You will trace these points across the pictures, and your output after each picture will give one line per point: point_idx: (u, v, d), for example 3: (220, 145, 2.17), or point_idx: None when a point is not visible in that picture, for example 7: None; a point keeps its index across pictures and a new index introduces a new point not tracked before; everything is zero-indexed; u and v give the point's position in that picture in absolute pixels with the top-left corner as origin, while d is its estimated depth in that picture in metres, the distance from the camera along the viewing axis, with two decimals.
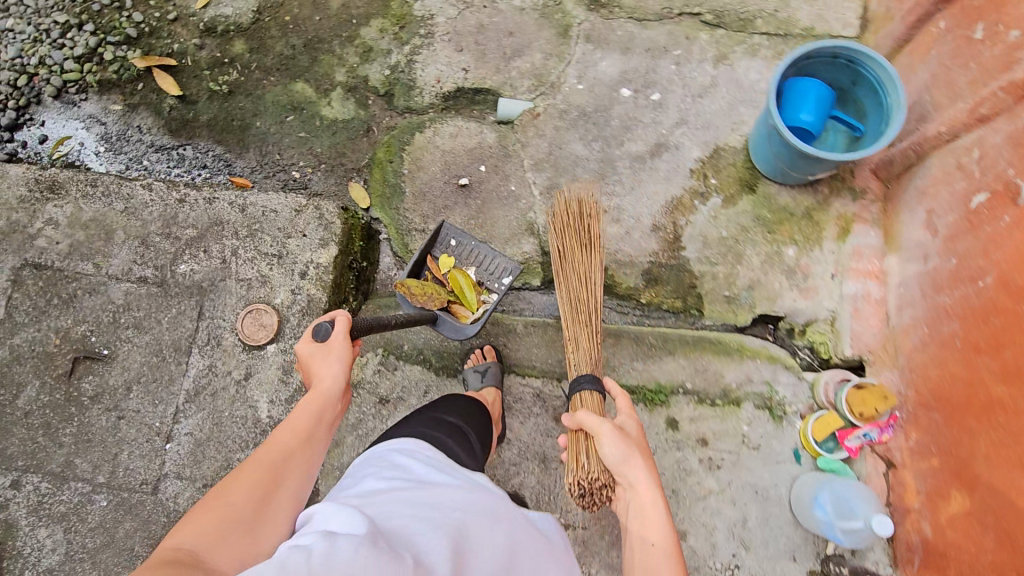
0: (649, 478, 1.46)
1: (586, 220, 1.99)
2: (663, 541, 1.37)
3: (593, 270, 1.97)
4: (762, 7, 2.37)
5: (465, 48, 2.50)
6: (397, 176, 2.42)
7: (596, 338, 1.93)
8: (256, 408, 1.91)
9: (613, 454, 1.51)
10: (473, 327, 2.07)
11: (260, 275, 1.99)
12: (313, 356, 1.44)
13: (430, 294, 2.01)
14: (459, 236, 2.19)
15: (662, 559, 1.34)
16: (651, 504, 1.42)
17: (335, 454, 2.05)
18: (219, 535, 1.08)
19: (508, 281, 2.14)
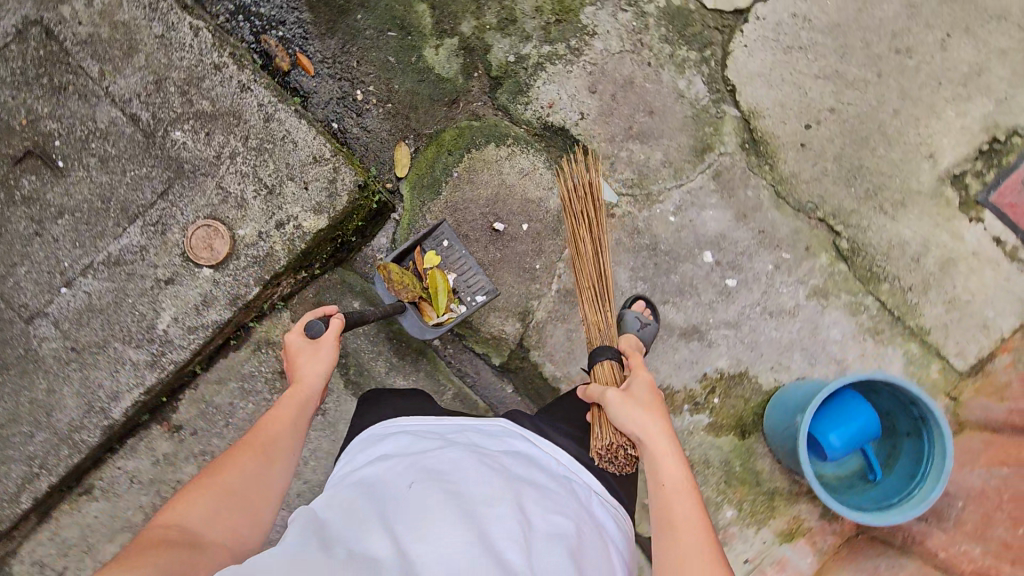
0: (656, 424, 1.38)
1: (586, 185, 1.93)
2: (677, 481, 1.27)
3: (597, 237, 1.89)
4: (900, 274, 2.04)
5: (598, 93, 2.16)
6: (444, 172, 2.16)
7: (606, 312, 1.82)
8: (158, 314, 1.78)
9: (621, 410, 1.43)
10: (432, 332, 1.91)
11: (239, 196, 1.79)
12: (299, 350, 1.46)
13: (406, 285, 1.83)
14: (455, 239, 1.99)
15: (685, 512, 1.22)
16: (666, 454, 1.32)
17: (210, 390, 1.96)
18: (211, 515, 1.10)
19: (482, 301, 1.95)
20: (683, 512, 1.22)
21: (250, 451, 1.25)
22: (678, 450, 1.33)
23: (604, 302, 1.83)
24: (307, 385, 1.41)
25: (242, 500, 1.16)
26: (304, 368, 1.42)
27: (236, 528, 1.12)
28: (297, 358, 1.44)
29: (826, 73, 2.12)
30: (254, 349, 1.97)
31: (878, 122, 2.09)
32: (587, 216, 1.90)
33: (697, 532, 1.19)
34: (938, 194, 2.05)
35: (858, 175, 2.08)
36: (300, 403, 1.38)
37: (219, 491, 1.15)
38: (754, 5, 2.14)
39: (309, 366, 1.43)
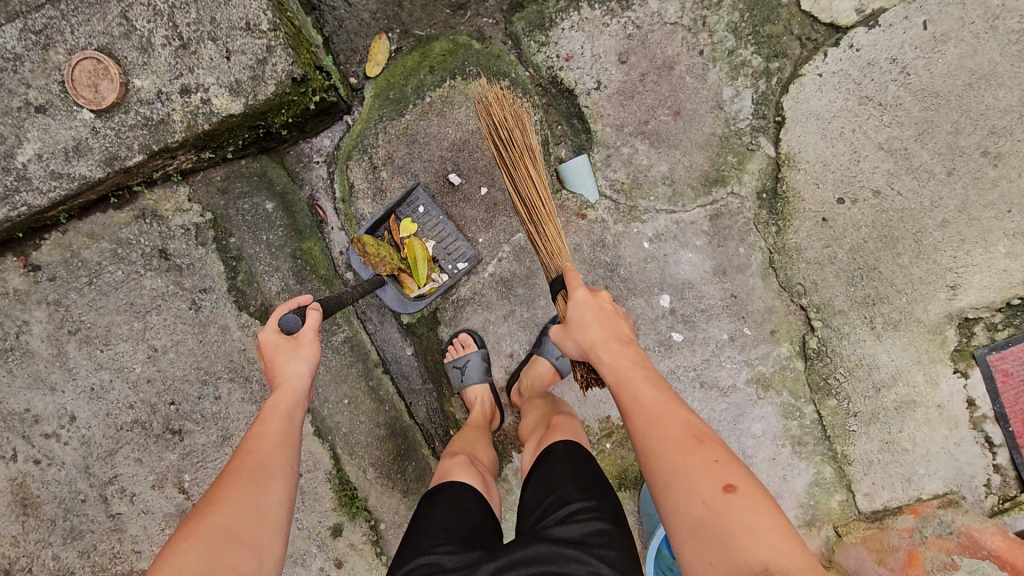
0: (591, 329, 1.31)
1: (497, 112, 1.60)
2: (629, 373, 1.23)
3: (521, 158, 1.58)
4: (852, 395, 1.85)
5: (626, 66, 1.78)
6: (416, 92, 1.80)
7: (549, 232, 1.54)
8: (19, 141, 1.51)
9: (565, 342, 1.38)
10: (414, 304, 1.80)
11: (145, 37, 1.47)
12: (276, 352, 1.32)
13: (381, 259, 1.72)
14: (431, 205, 1.81)
15: (651, 407, 1.15)
16: (617, 364, 1.25)
17: (80, 240, 1.74)
18: (212, 557, 1.02)
19: (463, 268, 1.81)
20: (651, 405, 1.16)
21: (241, 477, 1.15)
22: (624, 352, 1.27)
23: (542, 223, 1.55)
24: (292, 388, 1.29)
25: (238, 537, 1.07)
26: (286, 370, 1.29)
27: (240, 565, 1.04)
28: (275, 361, 1.31)
29: (891, 146, 1.77)
30: (137, 215, 1.74)
31: (917, 227, 1.78)
32: (512, 142, 1.58)
33: (666, 421, 1.12)
34: (938, 331, 1.80)
35: (862, 277, 1.81)
36: (284, 410, 1.27)
37: (212, 535, 1.06)
38: (856, 28, 1.76)
39: (292, 364, 1.30)
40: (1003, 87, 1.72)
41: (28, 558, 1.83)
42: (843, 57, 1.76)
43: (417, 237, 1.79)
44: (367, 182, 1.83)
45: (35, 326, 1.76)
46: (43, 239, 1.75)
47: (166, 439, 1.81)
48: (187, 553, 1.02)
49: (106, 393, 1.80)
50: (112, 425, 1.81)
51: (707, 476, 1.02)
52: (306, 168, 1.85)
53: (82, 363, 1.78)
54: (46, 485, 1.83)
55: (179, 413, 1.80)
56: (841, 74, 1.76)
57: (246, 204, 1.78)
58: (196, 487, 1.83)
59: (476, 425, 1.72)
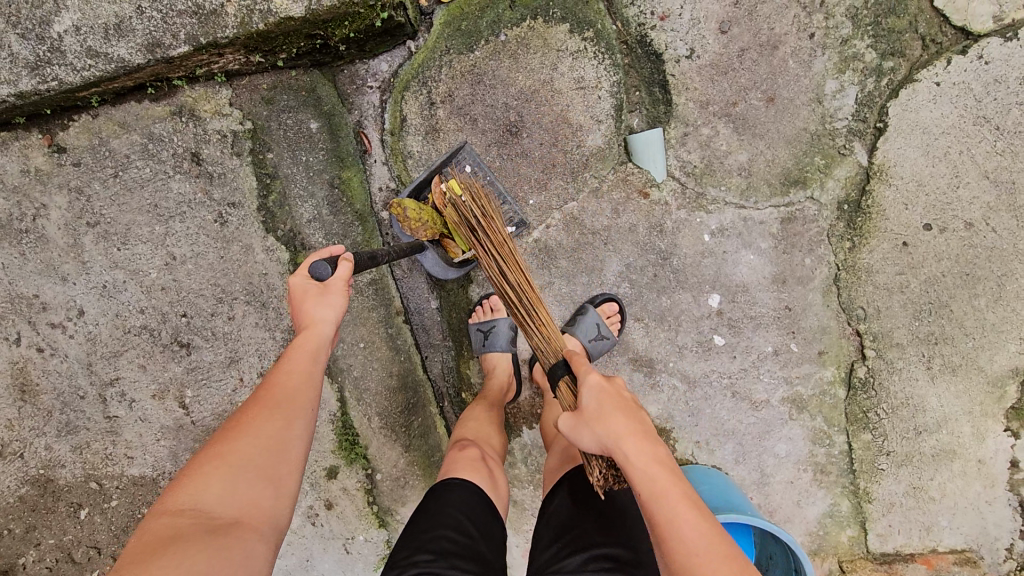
0: (619, 425, 1.07)
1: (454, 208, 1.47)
2: (660, 479, 1.01)
3: (495, 249, 1.43)
4: (890, 433, 1.75)
5: (725, 37, 1.61)
6: (491, 28, 1.64)
7: (537, 320, 1.41)
8: (59, 9, 1.38)
9: (578, 435, 1.13)
10: (456, 271, 1.68)
11: None
12: (302, 294, 1.20)
13: (424, 224, 1.52)
14: (477, 164, 1.63)
15: (691, 536, 0.95)
16: (650, 476, 1.01)
17: (110, 129, 1.62)
18: (227, 490, 0.97)
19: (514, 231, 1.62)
20: (690, 530, 0.96)
21: (265, 410, 1.07)
22: (659, 460, 1.04)
23: (532, 304, 1.42)
24: (317, 332, 1.17)
25: (261, 469, 1.01)
26: (310, 314, 1.17)
27: (255, 499, 0.99)
28: (299, 305, 1.18)
29: (997, 177, 1.59)
30: (174, 112, 1.62)
31: (1004, 269, 1.63)
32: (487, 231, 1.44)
33: (701, 552, 0.94)
34: (998, 385, 1.68)
35: (931, 312, 1.67)
36: (311, 351, 1.15)
37: (230, 464, 1.00)
38: (990, 37, 1.56)
39: (319, 308, 1.18)
40: None
41: (21, 444, 1.80)
42: (968, 68, 1.57)
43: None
44: (421, 118, 1.69)
45: (53, 212, 1.67)
46: (69, 121, 1.63)
47: (174, 351, 1.75)
48: (203, 480, 0.97)
49: (118, 293, 1.72)
50: (120, 327, 1.75)
51: None
52: (358, 92, 1.70)
53: (97, 258, 1.70)
54: (46, 375, 1.78)
55: (190, 327, 1.73)
56: (961, 87, 1.58)
57: (290, 121, 1.65)
58: (198, 403, 1.78)
59: (491, 401, 1.64)
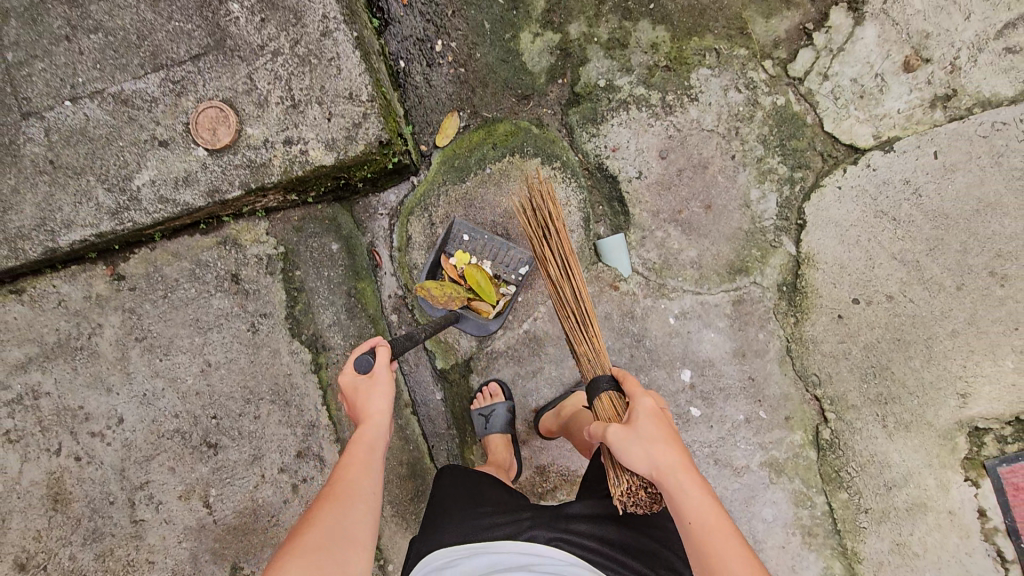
0: (673, 453, 1.26)
1: (543, 201, 1.65)
2: (704, 501, 1.21)
3: (567, 253, 1.61)
4: (864, 491, 1.90)
5: (666, 161, 2.02)
6: (478, 163, 2.05)
7: (591, 338, 1.56)
8: (139, 168, 1.73)
9: (629, 453, 1.28)
10: (495, 321, 1.96)
11: (263, 95, 1.69)
12: (357, 387, 1.42)
13: (449, 296, 1.86)
14: (472, 230, 1.96)
15: (731, 548, 1.16)
16: (698, 496, 1.21)
17: (163, 258, 1.92)
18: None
19: (524, 272, 1.94)
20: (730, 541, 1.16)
21: (333, 499, 1.24)
22: (705, 484, 1.24)
23: (586, 321, 1.58)
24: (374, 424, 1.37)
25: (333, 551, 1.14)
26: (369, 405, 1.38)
27: None
28: (356, 395, 1.40)
29: (903, 257, 1.92)
30: (219, 242, 1.92)
31: (929, 334, 1.90)
32: (547, 236, 1.62)
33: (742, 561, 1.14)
34: (948, 437, 1.87)
35: (875, 375, 1.91)
36: (369, 442, 1.35)
37: (307, 552, 1.13)
38: (873, 150, 1.99)
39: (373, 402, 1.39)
40: (1010, 216, 1.89)
41: (45, 555, 1.89)
42: (861, 174, 1.97)
43: (473, 263, 1.91)
44: (423, 236, 2.03)
45: (107, 330, 1.93)
46: (129, 253, 1.93)
47: (203, 451, 1.92)
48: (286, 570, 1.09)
49: (156, 400, 1.93)
50: (154, 432, 1.93)
51: None
52: (370, 218, 2.05)
53: (141, 369, 1.93)
54: (80, 482, 1.92)
55: (219, 428, 1.92)
56: (859, 189, 1.97)
57: (315, 244, 1.97)
58: (222, 502, 1.91)
59: (501, 455, 1.90)
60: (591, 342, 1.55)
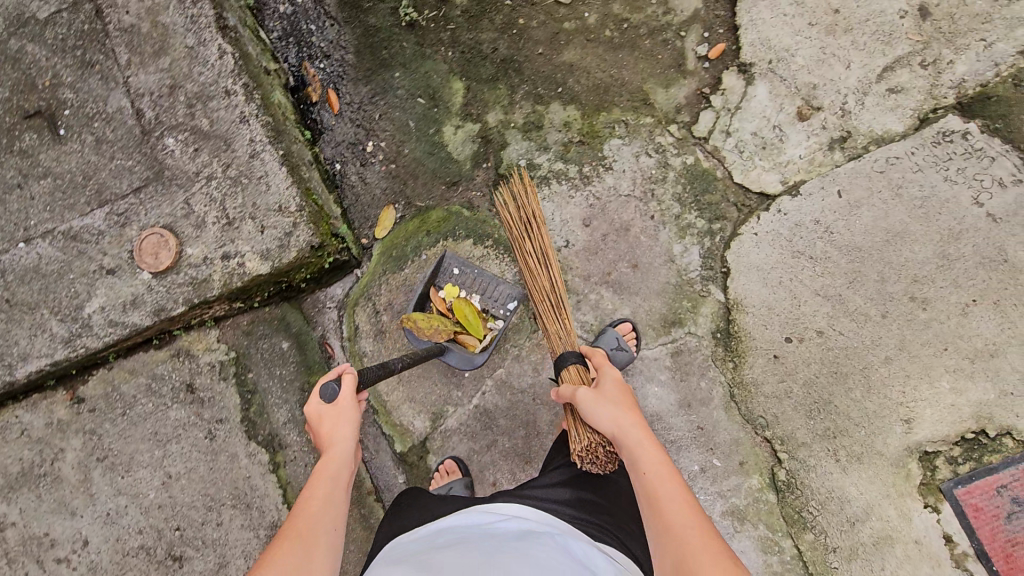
0: (628, 417, 1.49)
1: (528, 199, 2.01)
2: (652, 454, 1.37)
3: (545, 246, 1.94)
4: (828, 530, 1.88)
5: (590, 228, 2.15)
6: (415, 251, 2.19)
7: (562, 318, 1.89)
8: (89, 296, 1.84)
9: (594, 410, 1.53)
10: (482, 355, 2.03)
11: (200, 217, 1.83)
12: (323, 415, 1.47)
13: (436, 329, 1.95)
14: (462, 264, 2.14)
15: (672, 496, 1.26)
16: (647, 449, 1.38)
17: (120, 377, 1.99)
18: None
19: (513, 307, 2.07)
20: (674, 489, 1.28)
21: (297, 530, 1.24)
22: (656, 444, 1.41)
23: (557, 304, 1.90)
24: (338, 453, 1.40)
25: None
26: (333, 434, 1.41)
27: None
28: (322, 422, 1.45)
29: (826, 292, 2.01)
30: (172, 355, 2.00)
31: (863, 363, 1.95)
32: (530, 230, 1.97)
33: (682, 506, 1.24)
34: (902, 465, 1.88)
35: (820, 410, 1.94)
36: (333, 470, 1.38)
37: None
38: (782, 196, 2.12)
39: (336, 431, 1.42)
40: (918, 242, 2.00)
41: None
42: (773, 220, 2.10)
43: (461, 296, 2.07)
44: (369, 325, 2.12)
45: (68, 454, 1.98)
46: (88, 375, 2.01)
47: (168, 565, 1.93)
48: None
49: (119, 518, 1.95)
50: (119, 551, 1.94)
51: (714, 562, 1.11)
52: (319, 313, 2.15)
53: (103, 488, 1.96)
54: None
55: (183, 539, 1.94)
56: (773, 234, 2.08)
57: (265, 344, 2.04)
58: None
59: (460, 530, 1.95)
60: (559, 318, 1.88)
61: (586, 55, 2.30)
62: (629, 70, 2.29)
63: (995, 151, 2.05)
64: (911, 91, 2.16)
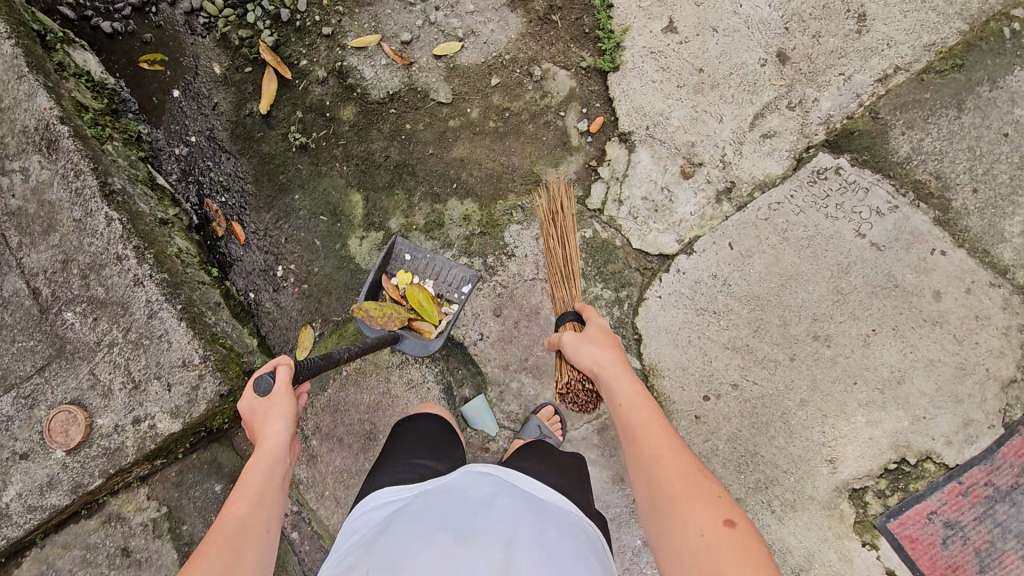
0: (608, 358, 1.61)
1: (558, 194, 2.21)
2: (631, 390, 1.49)
3: (566, 232, 2.16)
4: None
5: (501, 318, 2.20)
6: (335, 368, 2.21)
7: (570, 286, 2.08)
8: (7, 484, 1.84)
9: (582, 355, 1.67)
10: (437, 340, 2.13)
11: (106, 386, 1.85)
12: (257, 412, 1.44)
13: (390, 316, 2.05)
14: (413, 250, 2.27)
15: (651, 430, 1.35)
16: (625, 386, 1.51)
17: (52, 554, 1.96)
18: None
19: (465, 291, 2.21)
20: (651, 424, 1.37)
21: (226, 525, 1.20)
22: (636, 380, 1.53)
23: (566, 275, 2.10)
24: (273, 446, 1.37)
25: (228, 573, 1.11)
26: (267, 427, 1.39)
27: None
28: (257, 419, 1.42)
29: (735, 344, 2.08)
30: (104, 520, 1.98)
31: (782, 409, 2.03)
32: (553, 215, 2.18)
33: (661, 436, 1.32)
34: (834, 505, 1.96)
35: (749, 464, 2.01)
36: (267, 463, 1.35)
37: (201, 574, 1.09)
38: (679, 255, 2.19)
39: (269, 423, 1.40)
40: (811, 281, 2.09)
41: None
42: (674, 281, 2.17)
43: (413, 281, 2.20)
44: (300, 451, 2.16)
45: None
46: (21, 556, 1.98)
47: None
48: None
49: None
50: None
51: (693, 492, 1.18)
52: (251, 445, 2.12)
53: None
54: None
55: None
56: (677, 295, 2.15)
57: (197, 492, 2.03)
58: None
59: None
60: (568, 288, 2.08)
61: (476, 148, 2.37)
62: (517, 155, 2.36)
63: (868, 182, 2.14)
64: (784, 133, 2.22)
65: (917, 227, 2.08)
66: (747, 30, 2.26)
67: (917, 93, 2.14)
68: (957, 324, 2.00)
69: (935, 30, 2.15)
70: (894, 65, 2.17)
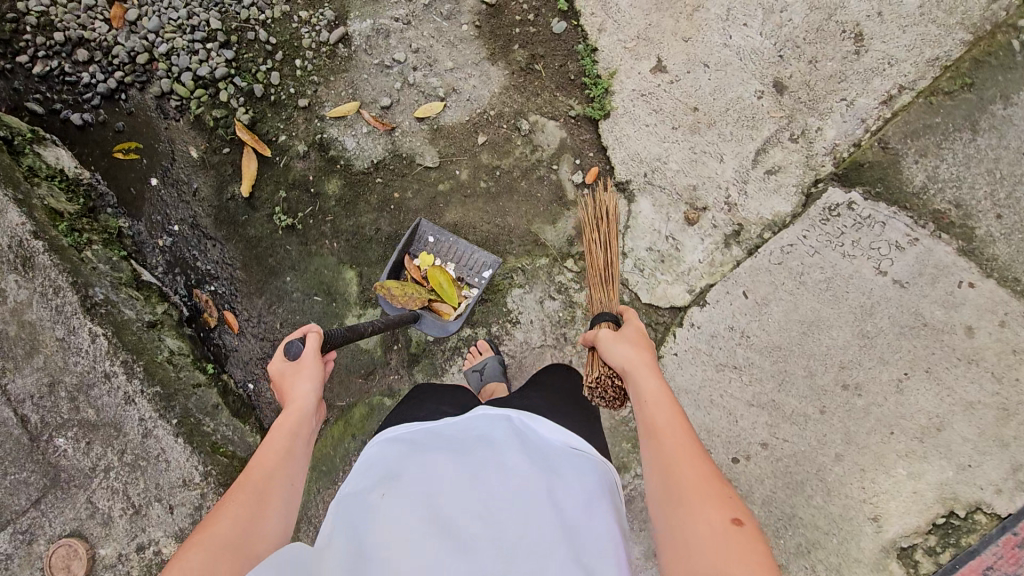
0: (633, 353, 1.45)
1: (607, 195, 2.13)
2: (650, 380, 1.32)
3: (612, 234, 2.07)
4: None
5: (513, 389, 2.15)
6: (344, 459, 2.12)
7: (609, 284, 2.02)
8: None
9: (608, 350, 1.52)
10: (455, 322, 2.15)
11: (106, 513, 1.76)
12: (284, 374, 1.35)
13: (409, 297, 2.07)
14: (437, 232, 2.23)
15: (667, 415, 1.19)
16: (644, 375, 1.34)
17: None
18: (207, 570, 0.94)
19: (485, 276, 2.17)
20: (668, 408, 1.20)
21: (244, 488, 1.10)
22: (657, 369, 1.37)
23: (606, 273, 2.03)
24: (301, 407, 1.27)
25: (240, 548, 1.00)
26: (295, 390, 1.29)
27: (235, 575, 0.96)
28: (284, 383, 1.33)
29: (760, 401, 1.97)
30: None
31: (817, 466, 1.91)
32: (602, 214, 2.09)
33: (676, 424, 1.16)
34: (883, 567, 1.84)
35: (788, 526, 1.90)
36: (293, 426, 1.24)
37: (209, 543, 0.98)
38: (692, 307, 2.09)
39: (299, 385, 1.31)
40: (834, 326, 1.98)
41: None
42: (689, 335, 2.06)
43: (436, 264, 2.17)
44: None
45: None
46: None
47: None
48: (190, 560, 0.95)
49: None
50: None
51: (705, 488, 1.02)
52: None
53: None
54: None
55: None
56: (694, 350, 2.05)
57: None
58: None
59: None
60: (606, 287, 2.02)
61: (468, 211, 2.27)
62: (513, 215, 2.25)
63: (884, 215, 2.01)
64: (790, 168, 2.11)
65: (941, 258, 1.96)
66: (739, 62, 2.16)
67: (927, 117, 2.03)
68: (995, 359, 1.88)
69: (936, 43, 2.04)
70: (898, 85, 2.06)
